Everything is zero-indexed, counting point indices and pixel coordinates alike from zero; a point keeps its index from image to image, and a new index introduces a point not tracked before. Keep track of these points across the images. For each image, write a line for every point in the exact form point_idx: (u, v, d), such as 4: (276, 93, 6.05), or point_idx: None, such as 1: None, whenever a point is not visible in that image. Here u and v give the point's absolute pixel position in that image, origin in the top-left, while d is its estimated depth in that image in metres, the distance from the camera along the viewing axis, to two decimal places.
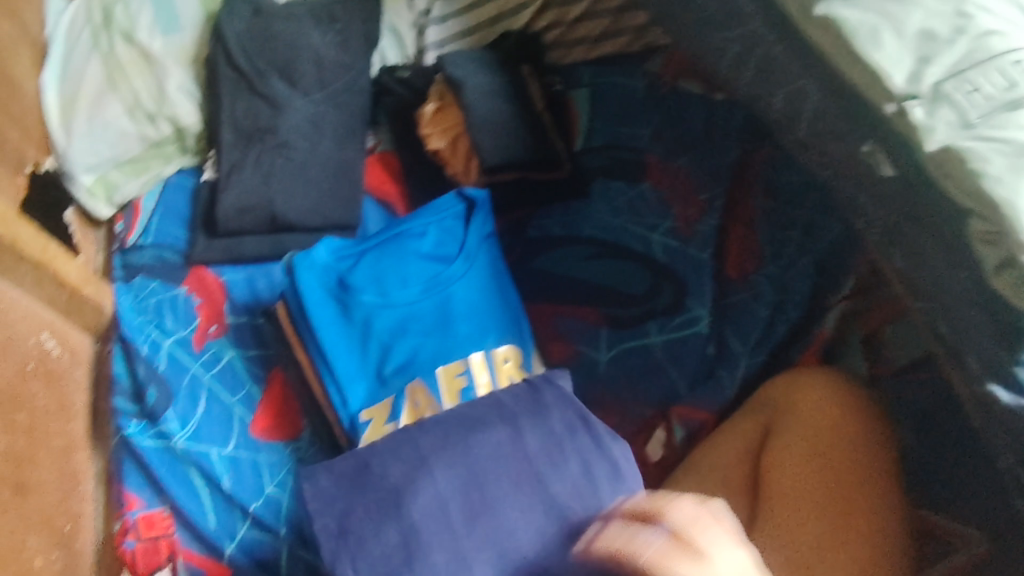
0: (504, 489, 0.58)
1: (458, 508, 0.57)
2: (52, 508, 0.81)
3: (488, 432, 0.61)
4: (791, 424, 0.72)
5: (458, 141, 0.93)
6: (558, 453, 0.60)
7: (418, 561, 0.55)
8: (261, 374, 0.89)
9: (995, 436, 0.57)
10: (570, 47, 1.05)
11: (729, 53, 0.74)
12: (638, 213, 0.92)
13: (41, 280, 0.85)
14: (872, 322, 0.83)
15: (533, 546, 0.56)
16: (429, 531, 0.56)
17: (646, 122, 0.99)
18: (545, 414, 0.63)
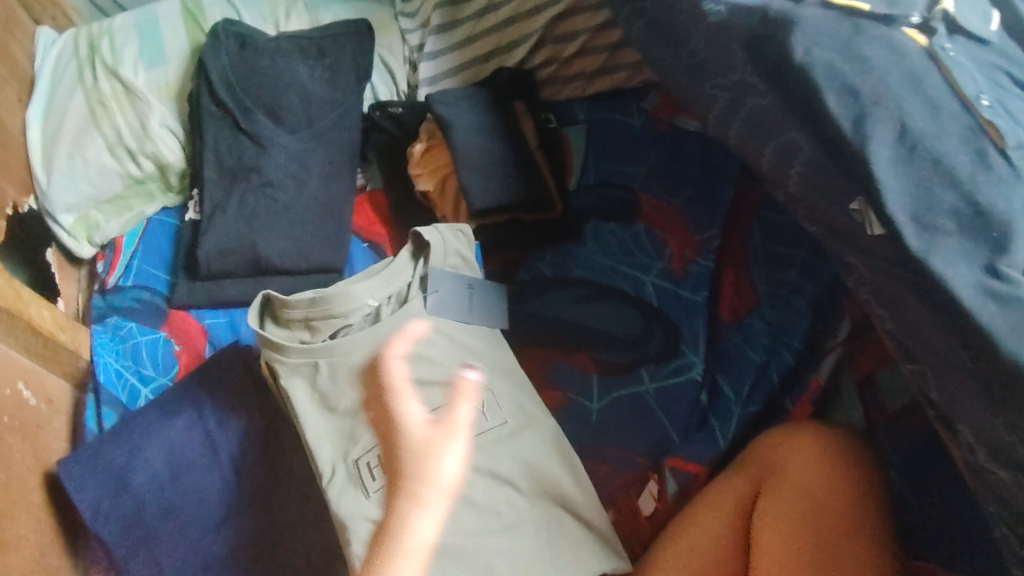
0: (199, 472, 0.80)
1: (160, 481, 0.79)
2: (27, 564, 0.79)
3: (183, 420, 0.82)
4: (782, 481, 0.69)
5: (446, 185, 0.90)
6: (222, 461, 0.80)
7: (164, 520, 0.78)
8: (231, 431, 0.82)
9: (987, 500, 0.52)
10: (564, 83, 1.03)
11: (720, 101, 0.70)
12: (631, 253, 0.91)
13: (14, 330, 0.83)
14: (865, 366, 0.80)
15: (223, 509, 0.79)
16: (158, 513, 0.78)
17: (639, 161, 0.98)
18: (177, 414, 0.82)
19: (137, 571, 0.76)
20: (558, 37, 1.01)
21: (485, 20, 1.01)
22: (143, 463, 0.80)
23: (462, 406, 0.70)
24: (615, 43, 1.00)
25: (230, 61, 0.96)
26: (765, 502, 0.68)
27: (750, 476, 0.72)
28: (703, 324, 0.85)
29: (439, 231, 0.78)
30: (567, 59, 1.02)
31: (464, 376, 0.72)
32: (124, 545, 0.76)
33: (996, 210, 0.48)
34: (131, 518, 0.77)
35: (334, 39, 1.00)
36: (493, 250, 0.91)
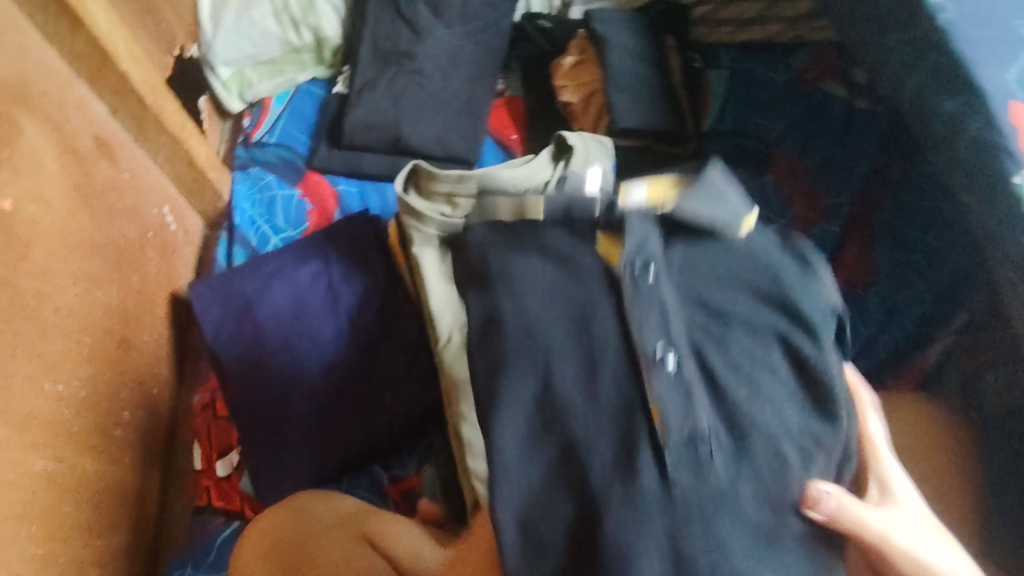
0: (317, 317, 0.86)
1: (280, 318, 0.86)
2: (145, 369, 0.85)
3: (309, 267, 0.88)
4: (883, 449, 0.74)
5: (591, 101, 0.92)
6: (337, 310, 0.86)
7: (278, 351, 0.84)
8: (349, 287, 0.87)
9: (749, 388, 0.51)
10: (715, 27, 1.03)
11: (901, 55, 0.70)
12: (761, 202, 0.94)
13: (174, 155, 0.88)
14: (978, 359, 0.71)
15: (333, 354, 0.85)
16: (275, 344, 0.85)
17: (782, 116, 0.98)
18: (304, 262, 0.88)
19: (248, 393, 0.83)
20: None
21: None
22: (268, 299, 0.87)
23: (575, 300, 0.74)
24: None
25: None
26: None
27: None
28: None
29: (582, 138, 0.82)
30: (725, 2, 1.01)
31: None
32: (239, 367, 0.84)
33: (591, 308, 0.51)
34: (251, 346, 0.85)
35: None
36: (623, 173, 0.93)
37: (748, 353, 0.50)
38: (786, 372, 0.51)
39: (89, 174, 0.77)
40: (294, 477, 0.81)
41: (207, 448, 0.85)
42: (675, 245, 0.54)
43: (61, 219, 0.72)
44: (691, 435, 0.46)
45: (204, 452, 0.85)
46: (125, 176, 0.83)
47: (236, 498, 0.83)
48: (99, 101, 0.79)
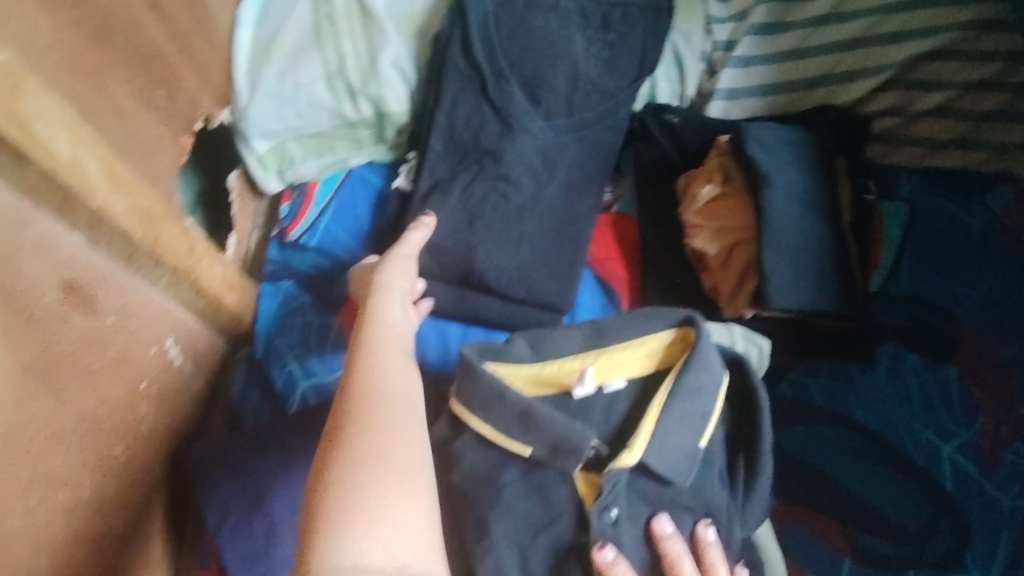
0: None
1: None
2: (130, 559, 0.66)
3: None
4: None
5: (732, 254, 0.69)
6: None
7: None
8: None
9: None
10: (899, 145, 0.78)
11: None
12: (934, 407, 0.70)
13: (179, 283, 0.68)
14: None
15: None
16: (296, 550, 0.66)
17: (977, 283, 0.74)
18: None
19: None
20: (915, 84, 0.76)
21: (824, 35, 0.75)
22: (290, 487, 0.68)
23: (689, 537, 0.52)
24: (986, 113, 0.75)
25: (493, 3, 0.74)
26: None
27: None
28: (1008, 540, 0.65)
29: (732, 336, 0.64)
30: (914, 115, 0.77)
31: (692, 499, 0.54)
32: None
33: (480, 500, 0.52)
34: (261, 548, 0.66)
35: (626, 9, 0.76)
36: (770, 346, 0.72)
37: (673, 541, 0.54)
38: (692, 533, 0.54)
39: (53, 339, 0.57)
40: None
41: None
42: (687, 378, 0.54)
43: (7, 419, 0.52)
44: None
45: None
46: (109, 321, 0.63)
47: None
48: (72, 233, 0.58)
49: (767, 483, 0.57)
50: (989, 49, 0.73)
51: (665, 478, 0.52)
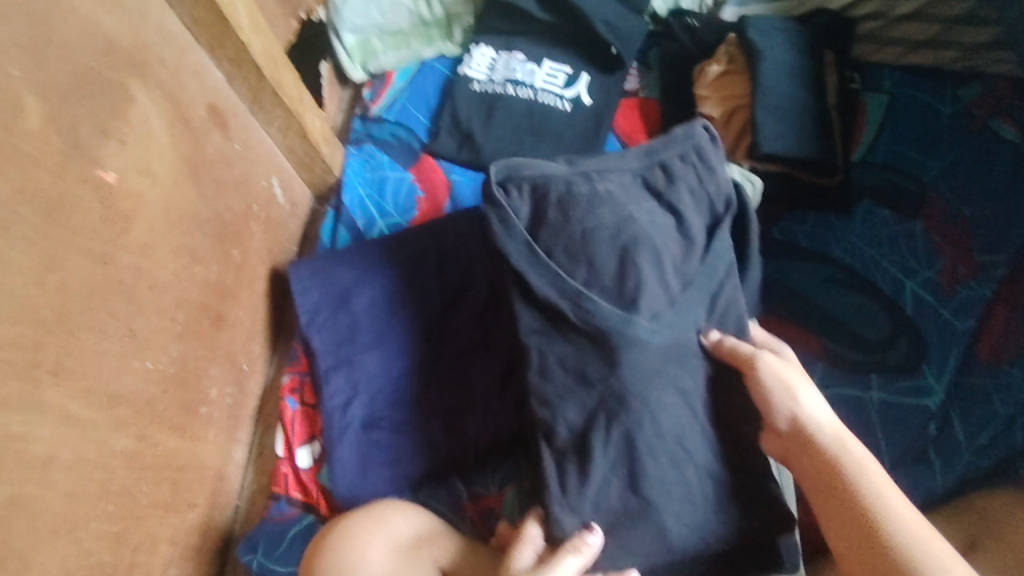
0: (412, 320, 0.82)
1: (379, 312, 0.82)
2: (238, 345, 0.82)
3: (406, 267, 0.84)
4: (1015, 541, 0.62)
5: (732, 117, 0.84)
6: (437, 319, 0.82)
7: (372, 349, 0.81)
8: (438, 293, 0.83)
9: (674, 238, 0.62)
10: (882, 45, 0.92)
11: None
12: (899, 251, 0.83)
13: (288, 129, 0.85)
14: None
15: (420, 362, 0.81)
16: (369, 339, 0.81)
17: (940, 156, 0.87)
18: (404, 257, 0.84)
19: (336, 385, 0.80)
20: None
21: None
22: (365, 290, 0.83)
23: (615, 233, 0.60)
24: (956, 16, 0.89)
25: None
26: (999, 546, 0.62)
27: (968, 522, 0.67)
28: (956, 354, 0.77)
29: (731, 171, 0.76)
30: (898, 18, 0.89)
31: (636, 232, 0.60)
32: (334, 357, 0.81)
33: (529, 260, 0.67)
34: (346, 337, 0.82)
35: None
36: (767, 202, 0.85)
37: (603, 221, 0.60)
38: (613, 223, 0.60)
39: (199, 146, 0.74)
40: (371, 486, 0.77)
41: (288, 432, 0.83)
42: (676, 161, 0.64)
43: (164, 193, 0.69)
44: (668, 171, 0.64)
45: (285, 437, 0.83)
46: (235, 148, 0.80)
47: (314, 490, 0.81)
48: (215, 68, 0.76)
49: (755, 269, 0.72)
50: None
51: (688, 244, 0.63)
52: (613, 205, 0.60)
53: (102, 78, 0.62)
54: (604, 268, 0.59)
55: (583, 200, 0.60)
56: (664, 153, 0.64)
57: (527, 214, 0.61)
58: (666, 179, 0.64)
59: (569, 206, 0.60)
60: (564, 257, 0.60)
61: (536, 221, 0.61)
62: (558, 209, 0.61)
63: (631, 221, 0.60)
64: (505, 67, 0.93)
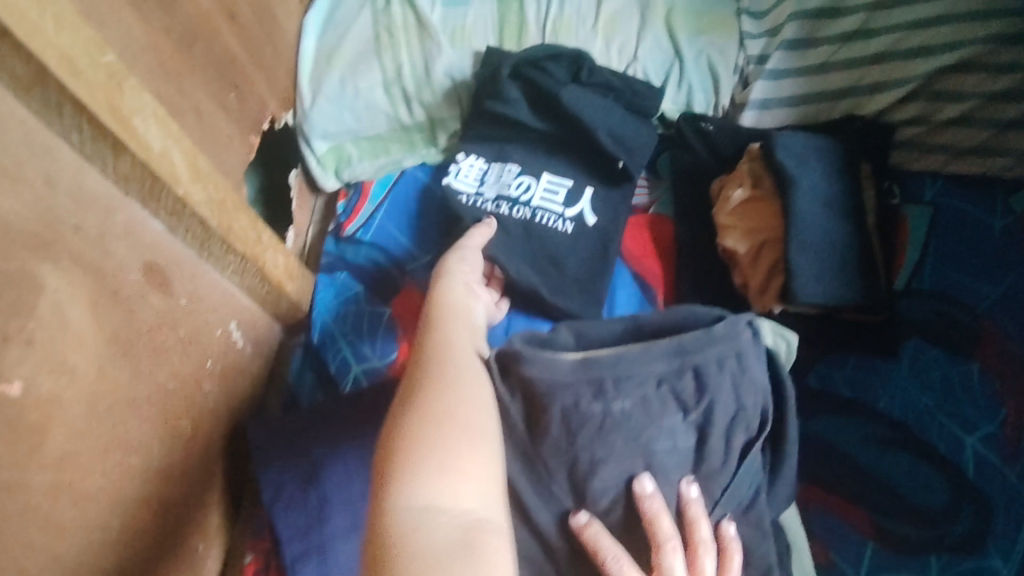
0: None
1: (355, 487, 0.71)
2: (192, 524, 0.71)
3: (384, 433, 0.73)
4: None
5: (761, 250, 0.73)
6: None
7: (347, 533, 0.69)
8: None
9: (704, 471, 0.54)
10: (925, 152, 0.81)
11: None
12: (955, 399, 0.73)
13: (245, 271, 0.74)
14: None
15: None
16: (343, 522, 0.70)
17: (1002, 279, 0.76)
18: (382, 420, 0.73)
19: None
20: (938, 95, 0.80)
21: (851, 48, 0.80)
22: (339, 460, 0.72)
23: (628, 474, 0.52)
24: (1009, 121, 0.78)
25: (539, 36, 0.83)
26: None
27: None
28: None
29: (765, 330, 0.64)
30: (940, 123, 0.80)
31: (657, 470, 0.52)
32: (300, 544, 0.69)
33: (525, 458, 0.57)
34: (315, 518, 0.70)
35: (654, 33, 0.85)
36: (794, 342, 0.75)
37: (616, 457, 0.51)
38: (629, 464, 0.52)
39: (135, 316, 0.62)
40: None
41: None
42: (701, 372, 0.53)
43: (88, 388, 0.57)
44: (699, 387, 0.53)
45: None
46: (181, 303, 0.68)
47: None
48: (152, 221, 0.64)
49: (792, 469, 0.59)
50: (1013, 61, 0.76)
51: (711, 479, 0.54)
52: (627, 433, 0.51)
53: (2, 273, 0.48)
54: (608, 506, 0.52)
55: (590, 426, 0.51)
56: (697, 355, 0.53)
57: (518, 428, 0.53)
58: (696, 390, 0.52)
59: (573, 429, 0.51)
60: (571, 493, 0.52)
61: (532, 440, 0.52)
62: (562, 430, 0.51)
63: (648, 457, 0.52)
64: (496, 180, 0.82)
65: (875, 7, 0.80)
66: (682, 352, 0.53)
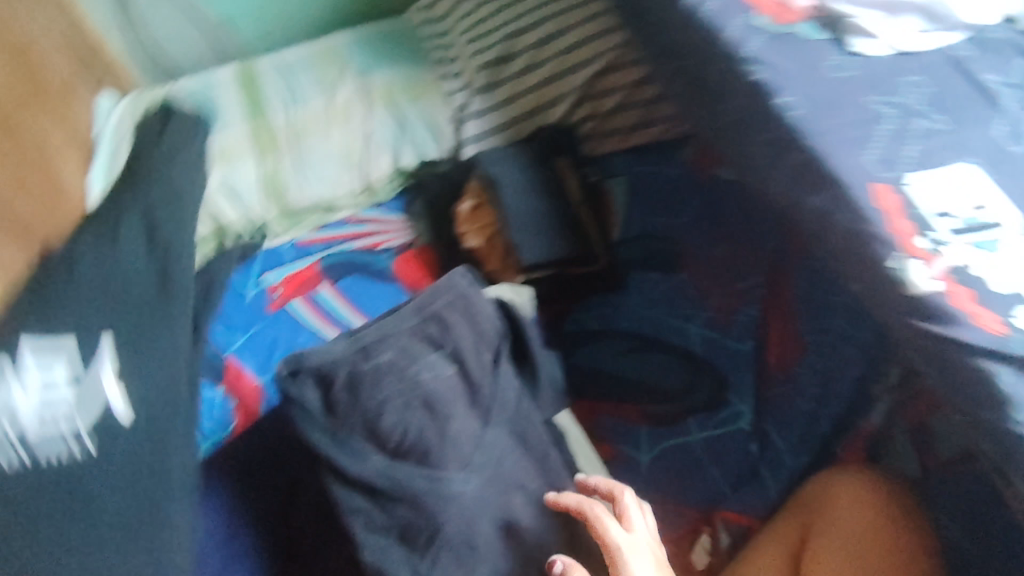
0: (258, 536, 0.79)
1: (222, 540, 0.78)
2: None
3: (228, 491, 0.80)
4: (826, 528, 0.75)
5: (493, 241, 0.93)
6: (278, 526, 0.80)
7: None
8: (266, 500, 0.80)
9: (464, 393, 0.74)
10: (604, 137, 1.03)
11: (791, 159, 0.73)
12: (674, 302, 0.92)
13: None
14: (837, 502, 0.76)
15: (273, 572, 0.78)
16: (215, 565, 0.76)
17: (685, 209, 0.96)
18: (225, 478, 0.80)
19: None
20: (597, 95, 1.03)
21: (524, 80, 1.05)
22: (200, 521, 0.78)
23: (409, 399, 0.71)
24: (650, 99, 1.02)
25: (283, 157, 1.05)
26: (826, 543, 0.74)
27: (799, 518, 0.79)
28: (749, 376, 0.86)
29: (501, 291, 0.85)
30: (607, 113, 1.03)
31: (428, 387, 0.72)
32: None
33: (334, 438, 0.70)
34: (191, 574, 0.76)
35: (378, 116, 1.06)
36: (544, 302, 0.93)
37: (394, 390, 0.71)
38: (410, 389, 0.72)
39: None
40: None
41: None
42: (438, 316, 0.76)
43: None
44: (443, 327, 0.76)
45: None
46: None
47: None
48: None
49: (545, 375, 0.81)
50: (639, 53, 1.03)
51: (472, 386, 0.75)
52: (397, 372, 0.72)
53: None
54: (401, 436, 0.70)
55: (369, 375, 0.71)
56: (433, 306, 0.76)
57: (320, 401, 0.71)
58: (440, 330, 0.76)
59: (359, 381, 0.70)
60: (365, 430, 0.70)
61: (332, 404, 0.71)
62: (351, 392, 0.70)
63: (418, 384, 0.72)
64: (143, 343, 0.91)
65: (536, 45, 1.05)
66: (422, 308, 0.76)
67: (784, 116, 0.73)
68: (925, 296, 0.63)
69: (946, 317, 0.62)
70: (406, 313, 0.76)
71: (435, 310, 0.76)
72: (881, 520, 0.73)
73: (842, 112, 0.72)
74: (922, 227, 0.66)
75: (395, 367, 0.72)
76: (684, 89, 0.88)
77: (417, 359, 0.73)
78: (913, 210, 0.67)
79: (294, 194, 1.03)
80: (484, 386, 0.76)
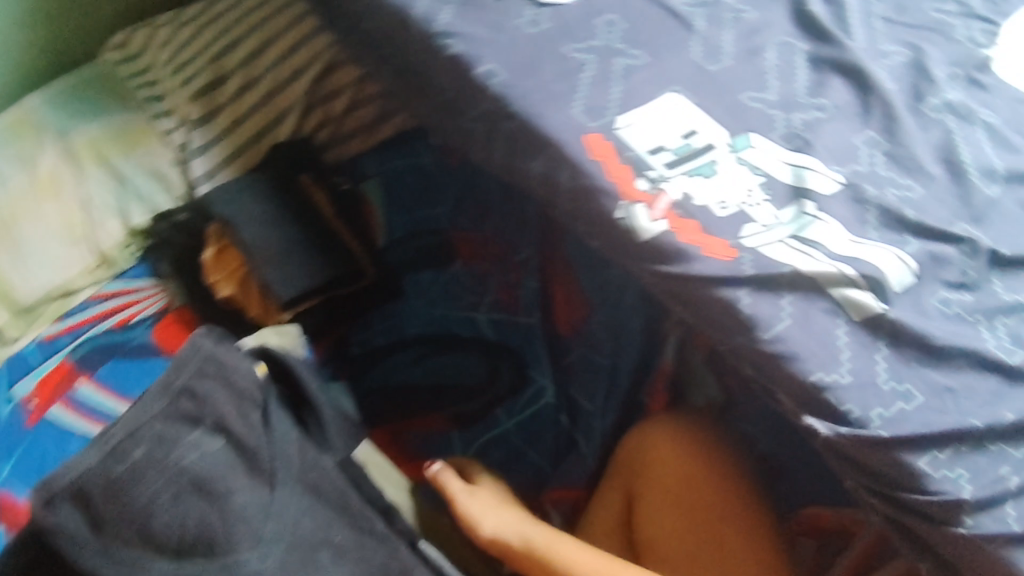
0: None
1: None
2: None
3: None
4: (650, 485, 0.74)
5: (248, 284, 0.87)
6: None
7: None
8: None
9: (244, 460, 0.66)
10: (344, 141, 0.98)
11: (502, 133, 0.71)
12: (455, 295, 0.90)
13: None
14: (651, 454, 0.76)
15: None
16: None
17: (443, 198, 0.94)
18: None
19: None
20: (325, 98, 0.98)
21: (242, 101, 0.96)
22: None
23: (179, 491, 0.62)
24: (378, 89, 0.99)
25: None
26: (653, 500, 0.74)
27: (622, 480, 0.77)
28: (542, 348, 0.87)
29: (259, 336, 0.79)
30: (340, 116, 0.98)
31: (200, 470, 0.64)
32: None
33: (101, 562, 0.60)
34: None
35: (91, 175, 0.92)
36: (322, 334, 0.88)
37: (159, 489, 0.62)
38: (178, 480, 0.63)
39: None
40: None
41: None
42: (190, 388, 0.67)
43: None
44: (197, 396, 0.67)
45: None
46: None
47: None
48: None
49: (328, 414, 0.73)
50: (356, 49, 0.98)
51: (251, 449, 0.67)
52: (157, 466, 0.63)
53: None
54: (180, 532, 0.61)
55: (126, 481, 0.61)
56: (180, 381, 0.67)
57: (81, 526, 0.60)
58: (196, 404, 0.67)
59: (115, 489, 0.61)
60: (139, 539, 0.61)
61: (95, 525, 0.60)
62: (111, 501, 0.61)
63: (187, 471, 0.63)
64: None
65: (244, 63, 0.97)
66: (169, 386, 0.67)
67: (489, 85, 0.70)
68: (655, 239, 0.62)
69: (680, 255, 0.61)
70: (151, 397, 0.66)
71: (185, 385, 0.67)
72: (694, 461, 0.74)
73: (543, 69, 0.70)
74: (639, 170, 0.65)
75: (153, 462, 0.63)
76: (391, 79, 0.84)
77: (178, 443, 0.64)
78: (628, 154, 0.65)
79: (17, 288, 0.89)
80: (266, 448, 0.68)
